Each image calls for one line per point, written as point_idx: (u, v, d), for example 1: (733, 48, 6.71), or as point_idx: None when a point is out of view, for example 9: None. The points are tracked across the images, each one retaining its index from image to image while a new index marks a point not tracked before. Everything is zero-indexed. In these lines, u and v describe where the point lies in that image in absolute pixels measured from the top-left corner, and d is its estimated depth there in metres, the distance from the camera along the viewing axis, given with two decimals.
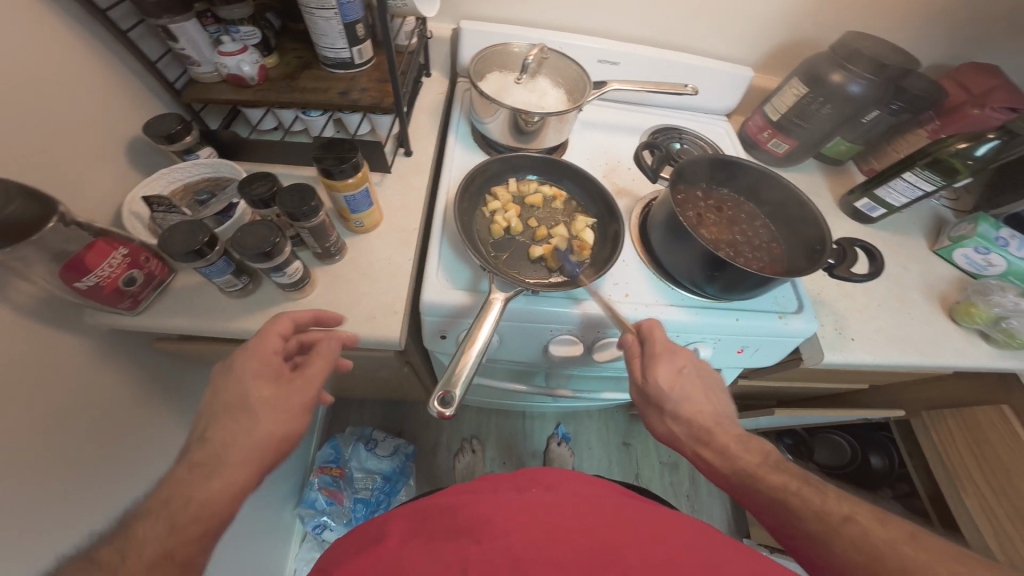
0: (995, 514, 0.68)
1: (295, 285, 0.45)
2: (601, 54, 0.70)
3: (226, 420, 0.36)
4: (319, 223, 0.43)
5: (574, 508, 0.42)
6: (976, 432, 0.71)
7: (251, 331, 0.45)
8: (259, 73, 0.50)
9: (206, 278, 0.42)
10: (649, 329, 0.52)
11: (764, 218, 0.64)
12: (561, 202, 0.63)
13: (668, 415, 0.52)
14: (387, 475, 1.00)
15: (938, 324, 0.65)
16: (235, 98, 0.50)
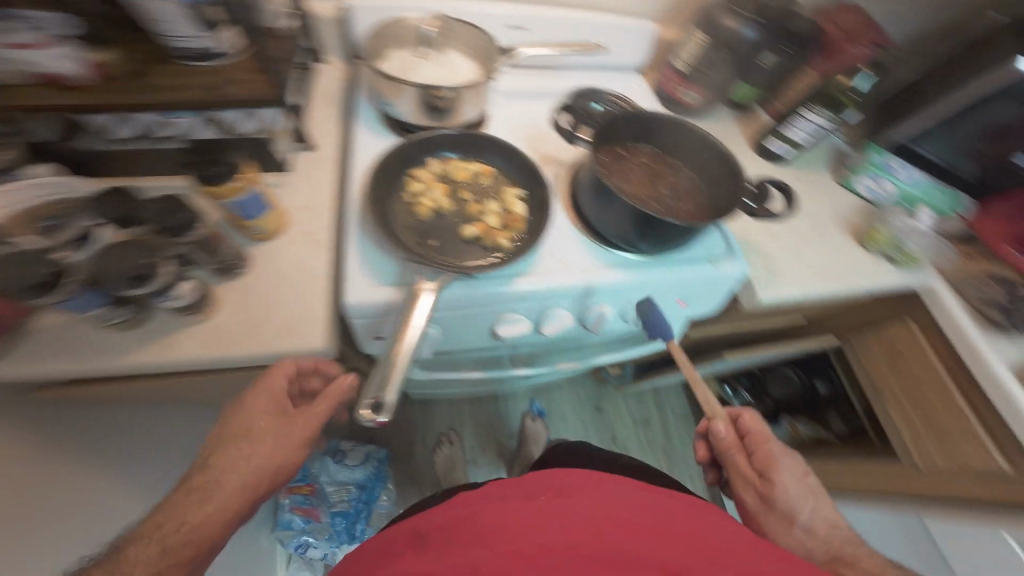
0: (913, 422, 0.85)
1: (190, 306, 0.44)
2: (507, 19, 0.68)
3: (231, 446, 0.43)
4: (201, 235, 0.43)
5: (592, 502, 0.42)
6: (895, 347, 0.85)
7: (147, 363, 0.43)
8: (85, 70, 0.44)
9: (75, 312, 0.40)
10: (748, 424, 0.60)
11: (689, 169, 0.64)
12: (488, 177, 0.59)
13: (794, 520, 0.55)
14: (362, 484, 1.02)
15: (852, 251, 0.74)
16: (64, 103, 0.44)
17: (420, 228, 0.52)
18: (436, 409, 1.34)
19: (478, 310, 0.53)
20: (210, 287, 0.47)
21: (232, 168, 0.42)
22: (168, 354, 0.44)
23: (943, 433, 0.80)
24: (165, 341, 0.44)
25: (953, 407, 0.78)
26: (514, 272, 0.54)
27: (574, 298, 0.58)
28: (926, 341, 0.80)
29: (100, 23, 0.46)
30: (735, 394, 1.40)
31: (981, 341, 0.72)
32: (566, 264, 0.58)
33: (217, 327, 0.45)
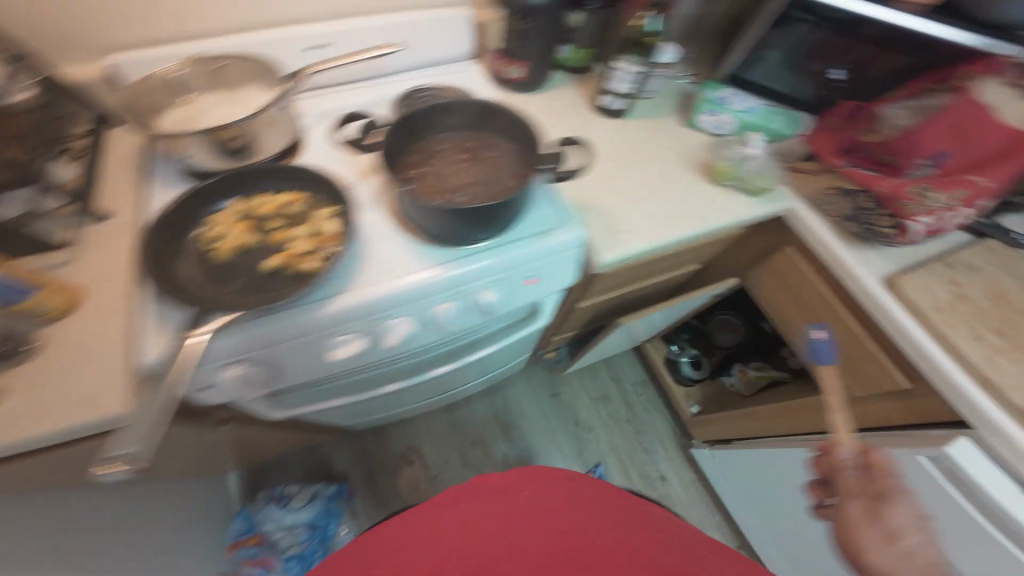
0: None
1: None
2: (303, 42, 0.67)
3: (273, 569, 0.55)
4: None
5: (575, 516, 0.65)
6: (786, 278, 0.83)
7: None
8: None
9: None
10: None
11: (507, 145, 0.64)
12: (300, 204, 0.57)
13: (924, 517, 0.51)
14: (312, 523, 1.02)
15: (701, 190, 0.75)
16: None
17: (222, 271, 0.51)
18: (390, 432, 1.34)
19: (298, 340, 0.52)
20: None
21: None
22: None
23: (849, 357, 0.78)
24: None
25: (847, 329, 0.76)
26: (327, 294, 0.53)
27: (405, 305, 0.57)
28: (807, 265, 0.79)
29: None
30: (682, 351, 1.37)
31: (849, 255, 0.71)
32: (388, 272, 0.57)
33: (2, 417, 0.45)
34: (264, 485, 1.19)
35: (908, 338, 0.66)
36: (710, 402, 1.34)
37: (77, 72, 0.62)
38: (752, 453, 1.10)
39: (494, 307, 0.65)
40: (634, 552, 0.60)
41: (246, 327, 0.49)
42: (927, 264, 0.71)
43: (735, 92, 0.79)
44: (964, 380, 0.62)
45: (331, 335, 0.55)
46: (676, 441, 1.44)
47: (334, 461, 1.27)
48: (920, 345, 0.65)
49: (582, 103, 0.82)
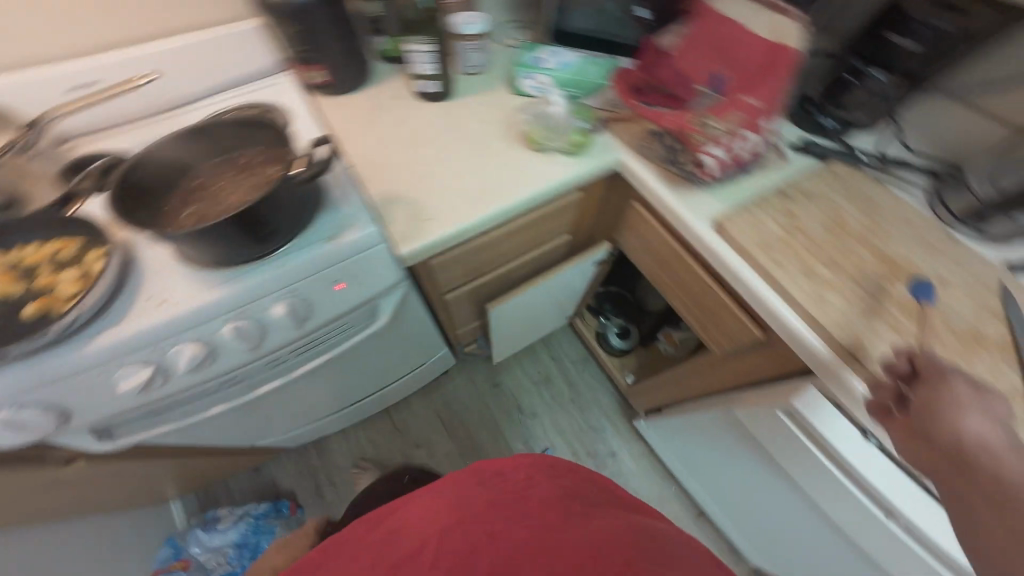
0: (691, 307, 0.79)
1: None
2: (63, 81, 0.64)
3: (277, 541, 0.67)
4: None
5: (543, 517, 0.59)
6: (642, 236, 0.79)
7: None
8: None
9: None
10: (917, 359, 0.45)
11: (283, 152, 0.61)
12: (69, 251, 0.57)
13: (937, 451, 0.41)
14: (240, 542, 1.09)
15: (518, 157, 0.71)
16: None
17: None
18: (332, 444, 1.36)
19: (77, 378, 0.54)
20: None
21: None
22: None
23: (711, 310, 0.73)
24: None
25: (700, 281, 0.71)
26: (95, 331, 0.54)
27: (188, 328, 0.58)
28: (653, 220, 0.74)
29: None
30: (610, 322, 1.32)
31: (677, 202, 0.66)
32: (162, 299, 0.57)
33: None
34: (215, 502, 1.26)
35: (739, 282, 0.61)
36: (644, 369, 1.29)
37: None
38: (674, 419, 1.06)
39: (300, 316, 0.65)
40: (617, 543, 0.55)
41: (7, 376, 0.51)
42: (765, 198, 0.64)
43: (552, 51, 0.74)
44: (794, 320, 0.57)
45: (115, 368, 0.57)
46: (623, 414, 1.41)
47: (280, 480, 1.30)
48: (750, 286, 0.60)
49: (405, 91, 0.81)
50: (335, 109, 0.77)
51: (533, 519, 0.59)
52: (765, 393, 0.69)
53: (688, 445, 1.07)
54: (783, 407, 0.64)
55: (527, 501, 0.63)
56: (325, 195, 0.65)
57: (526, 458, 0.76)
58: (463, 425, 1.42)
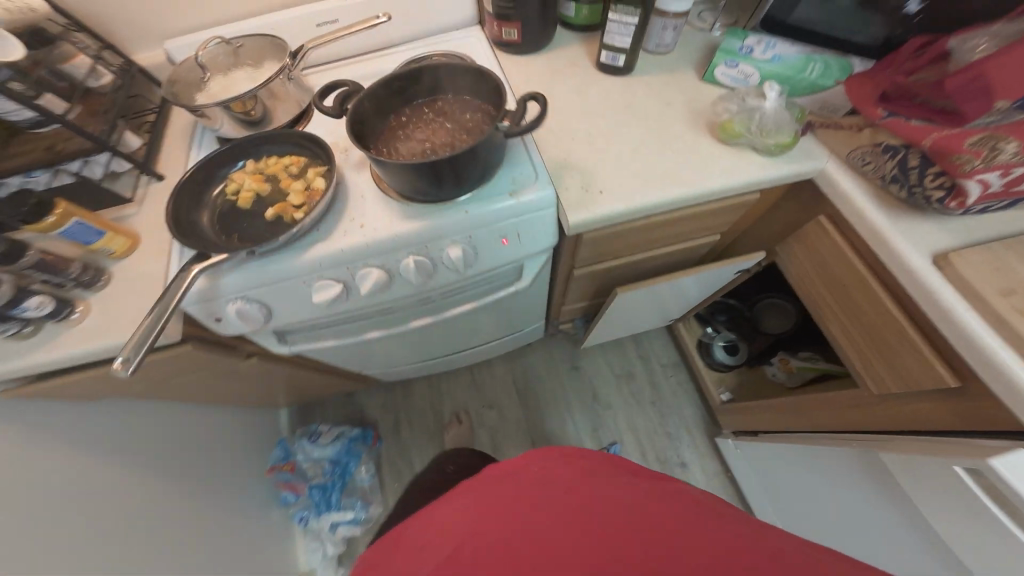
0: (855, 335, 0.71)
1: (57, 314, 0.58)
2: (317, 18, 0.74)
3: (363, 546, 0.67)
4: (37, 261, 0.55)
5: (565, 504, 0.51)
6: (817, 252, 0.71)
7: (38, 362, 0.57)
8: None
9: None
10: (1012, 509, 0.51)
11: (481, 104, 0.64)
12: (298, 166, 0.65)
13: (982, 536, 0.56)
14: (335, 459, 1.26)
15: (710, 151, 0.65)
16: None
17: (229, 223, 0.61)
18: (414, 388, 1.45)
19: (286, 282, 0.60)
20: (81, 300, 0.61)
21: (42, 206, 0.53)
22: (43, 355, 0.58)
23: (886, 347, 0.66)
24: (45, 345, 0.58)
25: (884, 312, 0.64)
26: (309, 243, 0.60)
27: (377, 255, 0.61)
28: (841, 236, 0.67)
29: None
30: (718, 334, 1.30)
31: (893, 224, 0.59)
32: (364, 226, 0.61)
33: (83, 330, 0.59)
34: (312, 417, 1.40)
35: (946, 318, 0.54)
36: (744, 390, 1.25)
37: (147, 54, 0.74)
38: (777, 447, 0.99)
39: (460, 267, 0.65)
40: (662, 529, 0.46)
41: (244, 270, 0.58)
42: (1003, 241, 0.57)
43: (761, 40, 0.68)
44: None
45: (313, 279, 0.61)
46: (703, 428, 1.36)
47: (366, 409, 1.42)
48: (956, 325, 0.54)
49: (586, 61, 0.77)
50: (517, 70, 0.77)
51: (525, 512, 0.50)
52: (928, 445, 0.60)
53: (784, 477, 1.00)
54: (965, 465, 0.56)
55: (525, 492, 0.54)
56: (510, 149, 0.65)
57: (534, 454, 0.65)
58: (537, 400, 1.43)
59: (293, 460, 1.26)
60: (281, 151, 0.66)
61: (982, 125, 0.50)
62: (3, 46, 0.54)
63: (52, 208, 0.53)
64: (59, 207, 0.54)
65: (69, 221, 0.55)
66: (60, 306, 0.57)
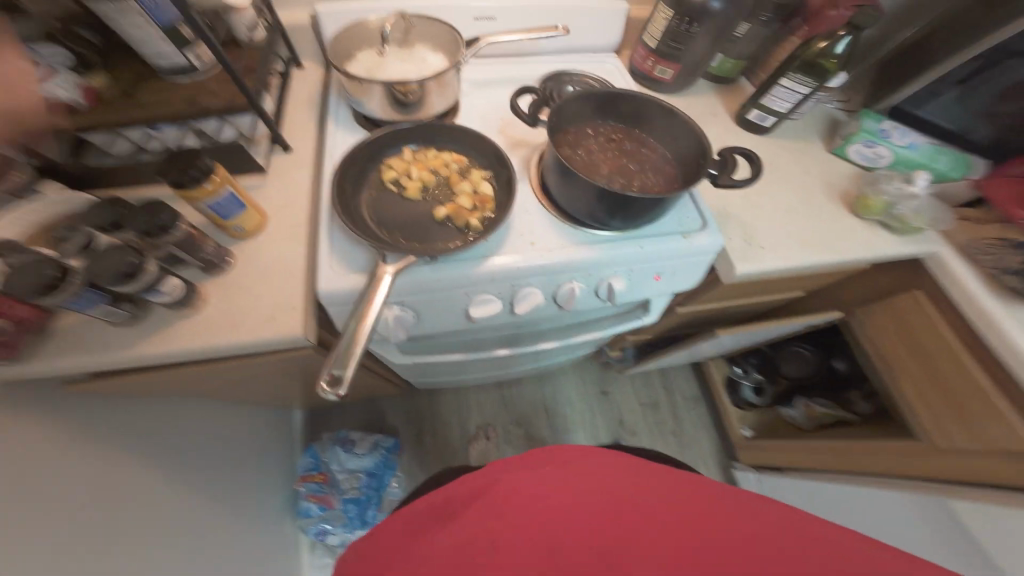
0: (928, 398, 0.78)
1: (180, 301, 0.51)
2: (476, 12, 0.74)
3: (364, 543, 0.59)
4: (183, 235, 0.49)
5: (603, 505, 0.46)
6: (902, 320, 0.80)
7: (144, 356, 0.51)
8: (84, 95, 0.52)
9: (85, 312, 0.47)
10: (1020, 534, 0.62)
11: (655, 139, 0.64)
12: (460, 165, 0.61)
13: None
14: (372, 471, 1.16)
15: (842, 219, 0.73)
16: (67, 123, 0.52)
17: (390, 221, 0.56)
18: (442, 398, 1.38)
19: (444, 292, 0.55)
20: (200, 283, 0.55)
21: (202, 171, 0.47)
22: (161, 342, 0.52)
23: (957, 410, 0.73)
24: (158, 333, 0.52)
25: (969, 384, 0.72)
26: (483, 255, 0.56)
27: (545, 277, 0.59)
28: (933, 310, 0.75)
29: (99, 54, 0.56)
30: (746, 374, 1.35)
31: (996, 308, 0.67)
32: (537, 245, 0.58)
33: (201, 317, 0.53)
34: (325, 424, 1.28)
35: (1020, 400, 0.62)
36: (765, 429, 1.33)
37: (284, 17, 0.71)
38: (807, 488, 1.06)
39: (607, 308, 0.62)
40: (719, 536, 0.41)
41: (415, 275, 0.53)
42: None
43: (897, 127, 0.78)
44: None
45: (474, 293, 0.58)
46: (718, 461, 1.43)
47: (388, 415, 1.33)
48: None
49: (724, 111, 0.84)
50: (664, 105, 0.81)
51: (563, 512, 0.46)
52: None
53: (810, 516, 1.07)
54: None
55: (534, 497, 0.49)
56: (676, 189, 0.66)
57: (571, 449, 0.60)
58: (565, 420, 1.42)
59: (324, 470, 1.14)
60: (441, 146, 0.63)
61: None
62: None
63: (211, 173, 0.48)
64: (218, 173, 0.49)
65: (223, 191, 0.50)
66: (189, 289, 0.51)
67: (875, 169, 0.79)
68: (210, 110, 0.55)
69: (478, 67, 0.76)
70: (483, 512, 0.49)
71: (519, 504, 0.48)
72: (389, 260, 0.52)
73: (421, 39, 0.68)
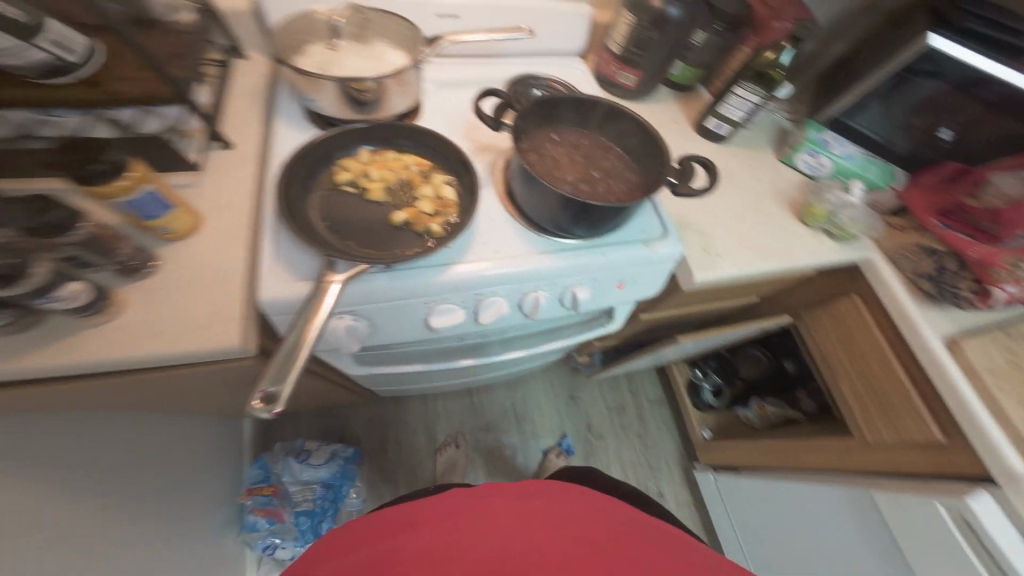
0: (862, 397, 0.84)
1: (89, 308, 0.45)
2: (438, 9, 0.74)
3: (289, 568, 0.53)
4: (87, 236, 0.43)
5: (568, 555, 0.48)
6: (840, 323, 0.86)
7: (45, 370, 0.45)
8: None
9: None
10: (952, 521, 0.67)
11: (620, 150, 0.64)
12: (422, 169, 0.59)
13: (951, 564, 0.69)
14: (328, 483, 1.11)
15: (790, 226, 0.77)
16: None
17: (341, 223, 0.53)
18: (408, 406, 1.34)
19: (400, 301, 0.53)
20: (115, 289, 0.49)
21: (116, 167, 0.43)
22: (61, 357, 0.45)
23: (887, 410, 0.80)
24: (64, 342, 0.46)
25: (896, 381, 0.78)
26: (443, 263, 0.54)
27: (508, 286, 0.57)
28: (867, 313, 0.81)
29: None
30: (706, 376, 1.43)
31: (916, 310, 0.73)
32: (497, 252, 0.57)
33: (116, 323, 0.48)
34: (279, 436, 1.21)
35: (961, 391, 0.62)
36: (723, 431, 1.38)
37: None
38: (755, 486, 1.11)
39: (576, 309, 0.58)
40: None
41: (367, 283, 0.50)
42: (986, 330, 0.72)
43: (836, 137, 0.83)
44: (1000, 438, 0.64)
45: (434, 302, 0.55)
46: (680, 461, 1.48)
47: (349, 425, 1.27)
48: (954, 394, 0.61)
49: (685, 119, 0.88)
50: None
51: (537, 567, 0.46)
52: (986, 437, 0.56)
53: (757, 524, 1.13)
54: (946, 505, 0.69)
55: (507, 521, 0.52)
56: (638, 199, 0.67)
57: (536, 487, 0.62)
58: (533, 424, 1.41)
59: (274, 483, 1.08)
60: (402, 148, 0.61)
61: (1011, 244, 0.72)
62: None
63: (127, 169, 0.44)
64: (134, 170, 0.44)
65: (142, 189, 0.45)
66: (98, 298, 0.45)
67: (818, 178, 0.84)
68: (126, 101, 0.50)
69: (442, 65, 0.75)
70: (448, 527, 0.51)
71: (494, 529, 0.51)
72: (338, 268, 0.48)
73: (378, 34, 0.66)
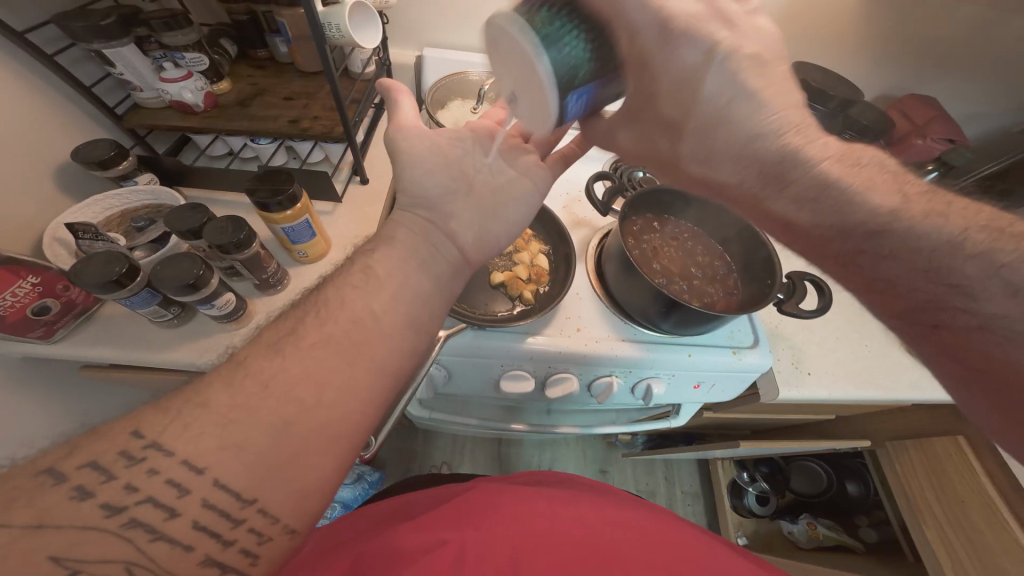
0: (952, 546, 0.70)
1: (229, 316, 0.52)
2: None
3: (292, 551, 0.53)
4: (251, 255, 0.50)
5: (548, 504, 0.46)
6: (934, 461, 0.73)
7: (176, 359, 0.51)
8: (200, 98, 0.60)
9: (134, 309, 0.48)
10: None
11: (721, 250, 0.63)
12: (526, 239, 0.63)
13: None
14: (347, 505, 1.10)
15: (896, 355, 0.67)
16: (180, 122, 0.60)
17: None
18: (437, 440, 1.33)
19: (481, 359, 0.54)
20: (250, 299, 0.55)
21: (293, 199, 0.49)
22: (195, 352, 0.51)
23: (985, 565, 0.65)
24: (202, 340, 0.52)
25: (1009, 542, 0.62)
26: (526, 331, 0.54)
27: (583, 366, 0.56)
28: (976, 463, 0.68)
29: (230, 61, 0.66)
30: (753, 481, 1.28)
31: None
32: (579, 329, 0.57)
33: (239, 326, 0.53)
34: None
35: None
36: (761, 543, 1.24)
37: (395, 56, 0.79)
38: None
39: (563, 85, 0.33)
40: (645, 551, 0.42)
41: (455, 337, 0.52)
42: None
43: None
44: None
45: (509, 365, 0.56)
46: None
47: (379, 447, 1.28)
48: (941, 220, 0.35)
49: None
50: None
51: (502, 522, 0.43)
52: (923, 257, 0.36)
53: None
54: None
55: (514, 509, 0.45)
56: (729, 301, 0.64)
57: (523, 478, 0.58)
58: None
59: None
60: None
61: None
62: (368, 29, 0.53)
63: (297, 200, 0.50)
64: (302, 201, 0.51)
65: (302, 218, 0.51)
66: (237, 308, 0.51)
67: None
68: (312, 137, 0.59)
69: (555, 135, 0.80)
70: (450, 517, 0.45)
71: (464, 499, 0.48)
72: (447, 321, 0.53)
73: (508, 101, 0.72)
